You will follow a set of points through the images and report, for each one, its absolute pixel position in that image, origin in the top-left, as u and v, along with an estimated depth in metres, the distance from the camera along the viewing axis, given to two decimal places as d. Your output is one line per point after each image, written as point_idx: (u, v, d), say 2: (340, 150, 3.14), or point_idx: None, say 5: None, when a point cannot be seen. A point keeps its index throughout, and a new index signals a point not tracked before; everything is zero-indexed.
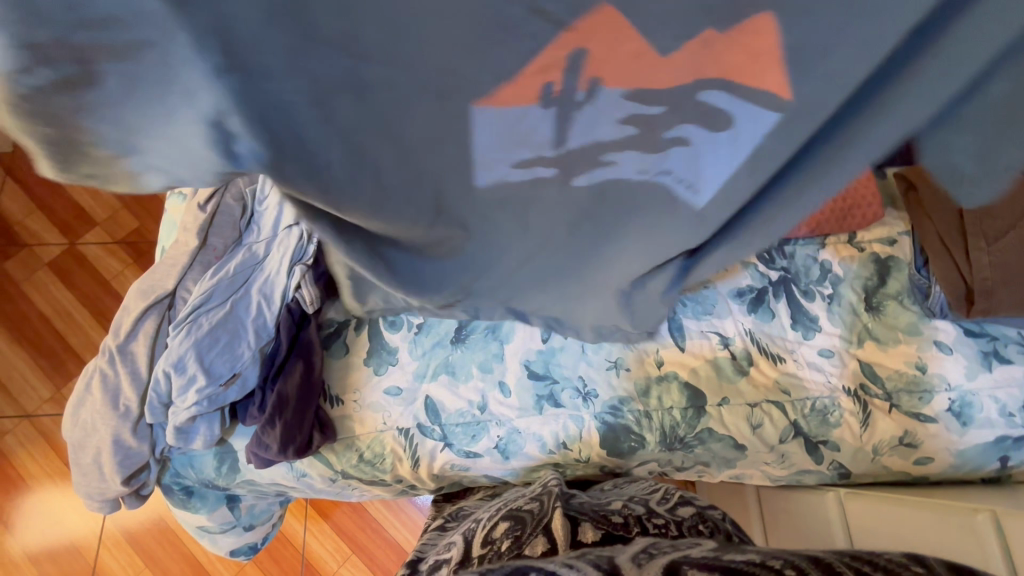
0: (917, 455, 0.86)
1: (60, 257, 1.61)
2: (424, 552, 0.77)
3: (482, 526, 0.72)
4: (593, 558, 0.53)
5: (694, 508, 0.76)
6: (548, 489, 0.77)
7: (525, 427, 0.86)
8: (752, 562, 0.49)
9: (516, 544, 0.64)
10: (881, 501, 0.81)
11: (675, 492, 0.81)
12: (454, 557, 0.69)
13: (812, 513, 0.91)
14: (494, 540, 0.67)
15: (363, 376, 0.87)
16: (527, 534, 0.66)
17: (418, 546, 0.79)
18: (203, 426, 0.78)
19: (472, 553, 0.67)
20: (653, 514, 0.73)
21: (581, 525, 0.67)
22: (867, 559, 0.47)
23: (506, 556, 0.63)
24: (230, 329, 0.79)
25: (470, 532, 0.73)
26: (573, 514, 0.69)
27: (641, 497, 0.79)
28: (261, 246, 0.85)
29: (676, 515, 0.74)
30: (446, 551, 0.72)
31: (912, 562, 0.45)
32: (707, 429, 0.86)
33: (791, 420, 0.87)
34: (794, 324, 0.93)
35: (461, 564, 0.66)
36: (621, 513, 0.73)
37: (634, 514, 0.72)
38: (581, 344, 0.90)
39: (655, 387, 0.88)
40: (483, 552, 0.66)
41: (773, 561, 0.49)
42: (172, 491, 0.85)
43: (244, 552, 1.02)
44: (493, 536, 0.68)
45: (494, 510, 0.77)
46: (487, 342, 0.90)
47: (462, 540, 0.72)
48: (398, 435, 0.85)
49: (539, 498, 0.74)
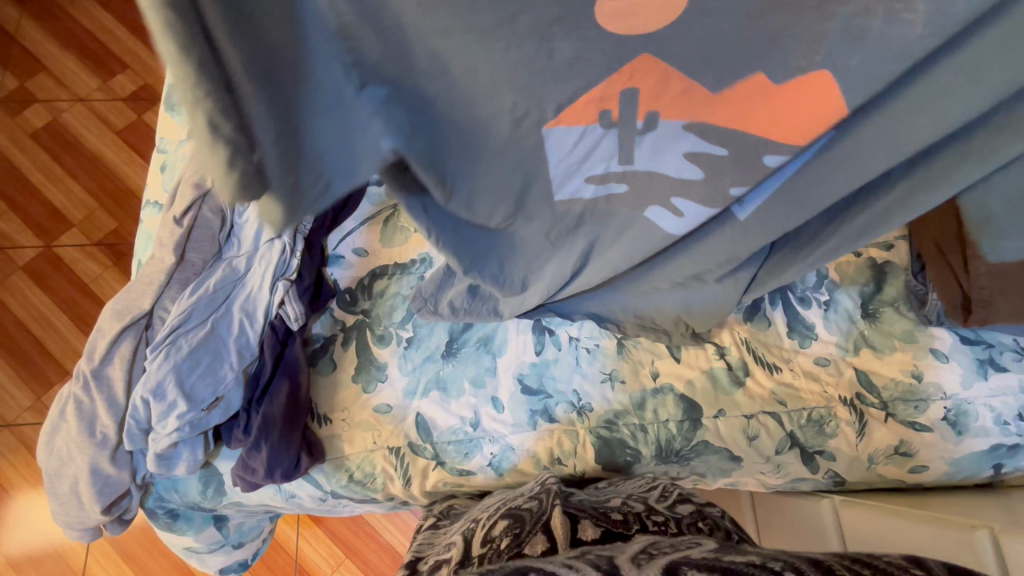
0: (912, 463, 0.85)
1: (36, 260, 1.55)
2: (422, 552, 0.71)
3: (481, 525, 0.66)
4: (593, 560, 0.48)
5: (693, 504, 0.69)
6: (547, 489, 0.71)
7: (519, 443, 0.84)
8: (750, 564, 0.44)
9: (516, 542, 0.59)
10: (879, 513, 0.81)
11: (673, 490, 0.74)
12: (453, 557, 0.63)
13: (807, 518, 0.90)
14: (493, 539, 0.61)
15: (352, 395, 0.85)
16: (526, 532, 0.61)
17: (415, 547, 0.73)
18: (185, 452, 0.76)
19: (472, 552, 0.62)
20: (653, 511, 0.67)
21: (581, 522, 0.61)
22: (866, 562, 0.42)
23: (504, 554, 0.58)
24: (212, 350, 0.77)
25: (469, 532, 0.67)
26: (573, 512, 0.64)
27: (639, 495, 0.72)
28: (242, 262, 0.83)
29: (676, 513, 0.67)
30: (446, 550, 0.66)
31: (910, 564, 0.40)
32: (703, 442, 0.85)
33: (788, 431, 0.85)
34: (790, 333, 0.91)
35: (460, 564, 0.60)
36: (620, 509, 0.67)
37: (634, 511, 0.66)
38: (575, 356, 0.88)
39: (651, 399, 0.86)
40: (483, 551, 0.61)
41: (774, 562, 0.44)
42: (157, 514, 0.83)
43: (235, 569, 1.00)
44: (492, 535, 0.62)
45: (492, 510, 0.70)
46: (478, 356, 0.88)
47: (462, 540, 0.66)
48: (389, 454, 0.83)
49: (538, 497, 0.69)
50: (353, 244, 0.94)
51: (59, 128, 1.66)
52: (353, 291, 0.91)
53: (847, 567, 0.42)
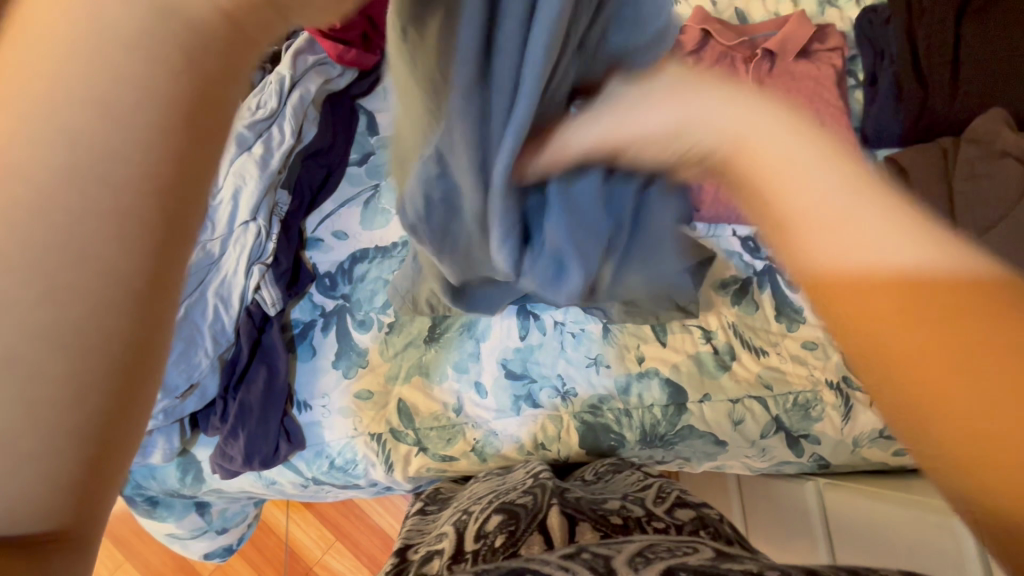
0: (897, 446, 0.84)
1: None
2: (412, 539, 0.68)
3: (475, 518, 0.63)
4: (586, 558, 0.41)
5: (692, 509, 0.62)
6: (541, 484, 0.69)
7: (502, 428, 0.83)
8: (744, 571, 0.38)
9: (512, 541, 0.55)
10: (861, 496, 0.81)
11: (672, 492, 0.68)
12: (446, 549, 0.58)
13: (793, 502, 0.90)
14: (487, 535, 0.58)
15: (332, 380, 0.84)
16: (522, 531, 0.57)
17: (405, 534, 0.70)
18: (160, 440, 0.76)
19: (464, 547, 0.56)
20: (654, 517, 0.61)
21: (580, 524, 0.58)
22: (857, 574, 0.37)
23: (500, 552, 0.54)
24: (185, 337, 0.75)
25: (462, 524, 0.63)
26: (570, 512, 0.61)
27: (636, 495, 0.68)
28: (216, 245, 0.79)
29: (675, 519, 0.60)
30: (437, 541, 0.62)
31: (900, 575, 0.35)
32: (688, 426, 0.85)
33: (773, 415, 0.85)
34: (777, 316, 0.90)
35: (452, 559, 0.55)
36: (620, 513, 0.62)
37: (634, 516, 0.61)
38: (561, 340, 0.87)
39: (636, 383, 0.85)
40: (476, 546, 0.57)
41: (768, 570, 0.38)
42: (135, 501, 0.83)
43: (220, 554, 1.00)
44: (486, 531, 0.59)
45: (484, 503, 0.68)
46: (462, 341, 0.86)
47: (454, 531, 0.62)
48: (370, 440, 0.82)
49: (533, 492, 0.67)
50: (333, 226, 0.92)
51: None
52: (332, 275, 0.89)
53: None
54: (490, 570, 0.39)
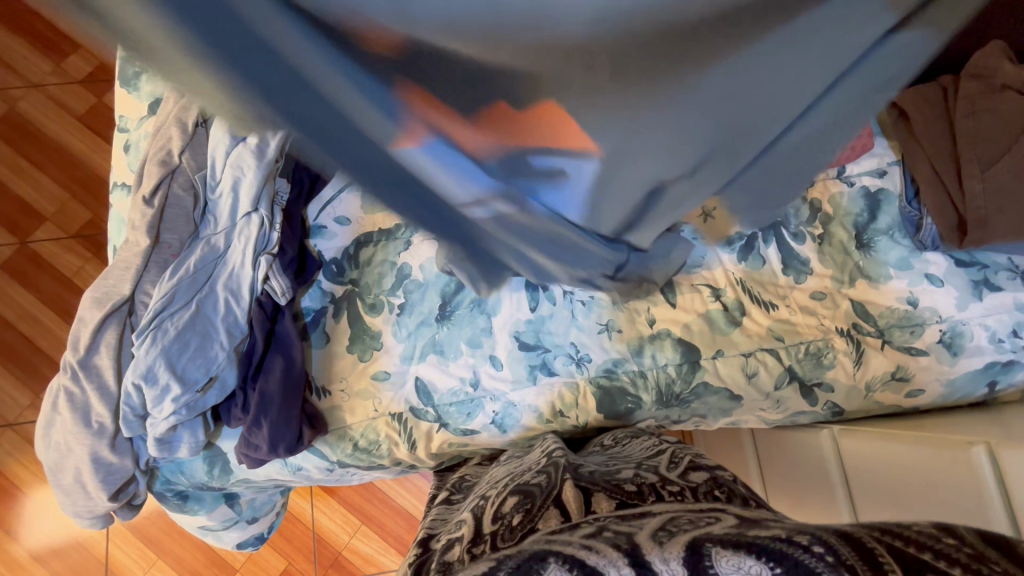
0: (909, 388, 0.83)
1: (10, 258, 1.41)
2: (434, 528, 0.69)
3: (491, 502, 0.64)
4: (606, 535, 0.37)
5: (706, 471, 0.63)
6: (555, 461, 0.69)
7: (520, 399, 0.84)
8: (773, 536, 0.33)
9: (528, 518, 0.56)
10: (877, 439, 0.81)
11: (685, 454, 0.69)
12: (465, 535, 0.58)
13: (808, 449, 0.91)
14: (504, 515, 0.59)
15: (348, 364, 0.85)
16: (538, 507, 0.58)
17: (427, 523, 0.71)
18: (185, 434, 0.77)
19: (483, 530, 0.57)
20: (667, 481, 0.62)
21: (595, 495, 0.59)
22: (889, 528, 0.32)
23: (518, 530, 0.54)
24: (200, 331, 0.76)
25: (480, 509, 0.63)
26: (585, 485, 0.61)
27: (648, 463, 0.68)
28: (220, 239, 0.80)
29: (688, 482, 0.61)
30: (456, 529, 0.61)
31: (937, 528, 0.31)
32: (703, 383, 0.85)
33: (786, 366, 0.85)
34: (784, 270, 0.90)
35: (472, 542, 0.55)
36: (634, 481, 0.62)
37: (648, 482, 0.62)
38: (570, 309, 0.87)
39: (648, 345, 0.86)
40: (493, 528, 0.57)
41: (799, 534, 0.32)
42: (166, 497, 0.85)
43: (252, 543, 1.03)
44: (503, 512, 0.59)
45: (500, 487, 0.68)
46: (474, 316, 0.86)
47: (472, 517, 0.62)
48: (391, 420, 0.83)
49: (545, 471, 0.67)
50: (335, 213, 0.92)
51: (16, 118, 1.49)
52: (339, 261, 0.90)
53: (883, 541, 0.30)
54: (502, 564, 0.34)
